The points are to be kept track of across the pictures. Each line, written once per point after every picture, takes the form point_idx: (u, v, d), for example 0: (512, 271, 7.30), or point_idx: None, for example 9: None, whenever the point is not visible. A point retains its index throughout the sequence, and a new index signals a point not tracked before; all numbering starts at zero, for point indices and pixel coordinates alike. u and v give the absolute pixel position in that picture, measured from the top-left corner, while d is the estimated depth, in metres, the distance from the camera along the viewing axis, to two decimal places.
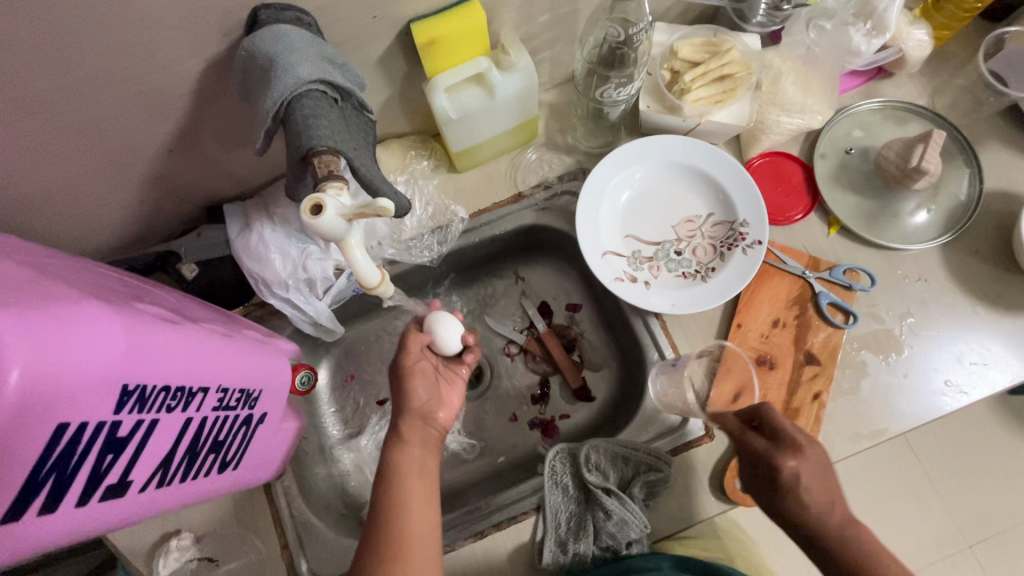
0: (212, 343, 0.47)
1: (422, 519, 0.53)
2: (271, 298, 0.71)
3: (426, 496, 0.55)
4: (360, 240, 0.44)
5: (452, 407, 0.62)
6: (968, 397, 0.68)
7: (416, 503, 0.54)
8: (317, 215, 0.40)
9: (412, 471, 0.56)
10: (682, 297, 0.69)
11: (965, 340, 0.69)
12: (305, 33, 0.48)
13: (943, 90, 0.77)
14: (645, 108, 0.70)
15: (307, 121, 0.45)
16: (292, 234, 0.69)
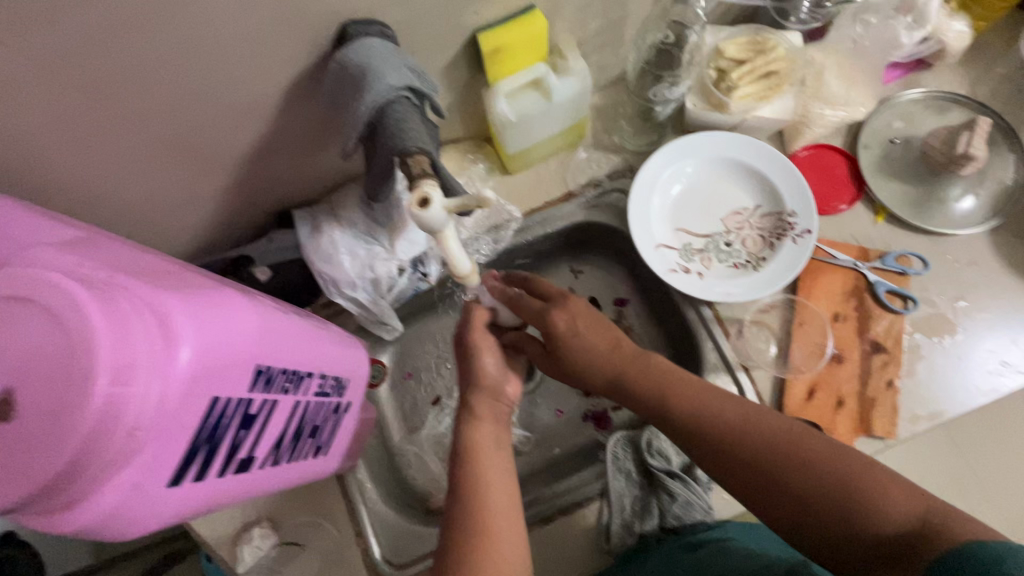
0: (313, 333, 0.50)
1: (501, 482, 0.52)
2: (338, 297, 0.75)
3: (504, 464, 0.54)
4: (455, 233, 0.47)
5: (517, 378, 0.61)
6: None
7: (494, 472, 0.52)
8: (423, 206, 0.43)
9: (485, 446, 0.54)
10: (735, 287, 0.71)
11: (1017, 321, 0.71)
12: (390, 46, 0.52)
13: (983, 79, 0.79)
14: (691, 106, 0.74)
15: (398, 125, 0.49)
16: (360, 236, 0.73)
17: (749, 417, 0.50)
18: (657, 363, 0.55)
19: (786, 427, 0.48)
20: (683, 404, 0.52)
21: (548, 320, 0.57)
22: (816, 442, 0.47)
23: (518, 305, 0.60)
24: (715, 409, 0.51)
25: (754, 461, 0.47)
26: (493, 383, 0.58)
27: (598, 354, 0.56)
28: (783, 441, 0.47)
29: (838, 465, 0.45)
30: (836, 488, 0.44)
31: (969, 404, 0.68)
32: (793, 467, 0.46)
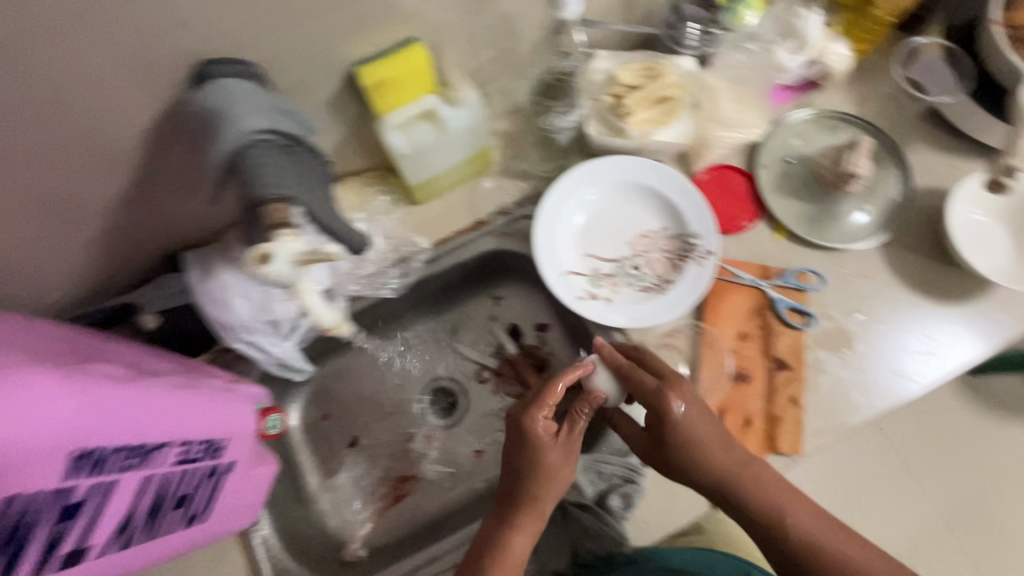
0: (170, 397, 0.47)
1: (520, 555, 0.61)
2: (237, 340, 0.71)
3: (531, 537, 0.62)
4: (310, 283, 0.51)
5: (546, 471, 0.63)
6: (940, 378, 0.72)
7: (521, 544, 0.62)
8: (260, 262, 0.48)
9: (532, 524, 0.63)
10: (641, 311, 0.71)
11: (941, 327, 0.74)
12: (250, 85, 0.50)
13: (870, 96, 0.82)
14: (593, 132, 0.73)
15: (258, 168, 0.46)
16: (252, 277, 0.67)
17: (784, 489, 0.62)
18: (728, 438, 0.63)
19: (796, 502, 0.62)
20: (750, 479, 0.62)
21: (665, 404, 0.61)
22: (814, 517, 0.61)
23: (631, 378, 0.64)
24: (761, 487, 0.62)
25: (776, 529, 0.61)
26: (547, 466, 0.63)
27: (723, 446, 0.62)
28: (789, 515, 0.61)
29: (829, 539, 0.60)
30: (821, 554, 0.59)
31: (869, 415, 0.70)
32: (800, 542, 0.60)
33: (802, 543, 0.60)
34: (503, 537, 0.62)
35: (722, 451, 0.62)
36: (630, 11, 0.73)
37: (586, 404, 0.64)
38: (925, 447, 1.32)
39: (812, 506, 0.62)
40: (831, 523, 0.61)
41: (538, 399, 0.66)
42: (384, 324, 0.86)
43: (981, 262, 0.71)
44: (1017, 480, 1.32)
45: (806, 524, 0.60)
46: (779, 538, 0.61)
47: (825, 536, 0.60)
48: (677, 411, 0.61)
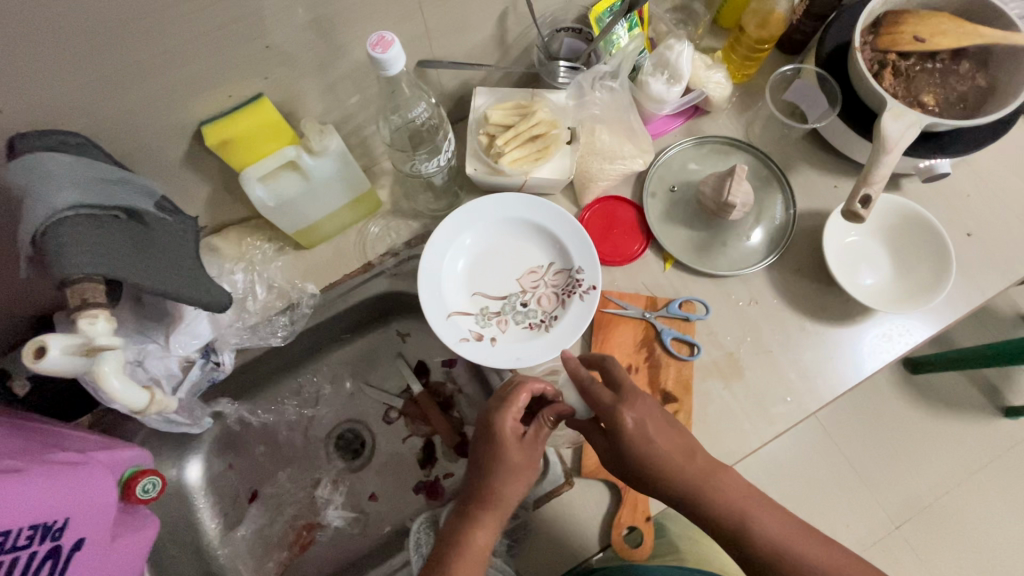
0: None
1: (482, 552, 0.54)
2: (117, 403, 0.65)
3: (493, 531, 0.55)
4: (114, 367, 0.46)
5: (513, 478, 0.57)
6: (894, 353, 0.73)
7: (482, 538, 0.55)
8: (41, 357, 0.44)
9: (494, 515, 0.56)
10: (526, 349, 0.70)
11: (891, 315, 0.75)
12: (67, 156, 0.48)
13: (755, 120, 0.83)
14: (472, 170, 0.72)
15: (60, 251, 0.45)
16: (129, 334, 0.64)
17: (748, 495, 0.55)
18: (687, 446, 0.56)
19: (762, 507, 0.55)
20: (716, 488, 0.55)
21: (617, 419, 0.55)
22: (784, 525, 0.54)
23: (589, 393, 0.58)
24: (729, 501, 0.54)
25: (741, 539, 0.54)
26: (512, 465, 0.57)
27: (676, 456, 0.55)
28: (755, 523, 0.54)
29: (798, 547, 0.53)
30: (790, 563, 0.52)
31: (757, 443, 0.70)
32: (769, 553, 0.53)
33: (770, 552, 0.53)
34: (464, 529, 0.55)
35: (682, 461, 0.55)
36: (503, 50, 0.73)
37: (552, 413, 0.59)
38: (864, 451, 1.33)
39: (780, 511, 0.55)
40: (803, 530, 0.54)
41: (508, 398, 0.60)
42: (286, 368, 0.85)
43: (867, 278, 0.74)
44: (960, 480, 1.32)
45: (773, 532, 0.54)
46: (748, 551, 0.54)
47: (794, 542, 0.53)
48: (630, 425, 0.55)
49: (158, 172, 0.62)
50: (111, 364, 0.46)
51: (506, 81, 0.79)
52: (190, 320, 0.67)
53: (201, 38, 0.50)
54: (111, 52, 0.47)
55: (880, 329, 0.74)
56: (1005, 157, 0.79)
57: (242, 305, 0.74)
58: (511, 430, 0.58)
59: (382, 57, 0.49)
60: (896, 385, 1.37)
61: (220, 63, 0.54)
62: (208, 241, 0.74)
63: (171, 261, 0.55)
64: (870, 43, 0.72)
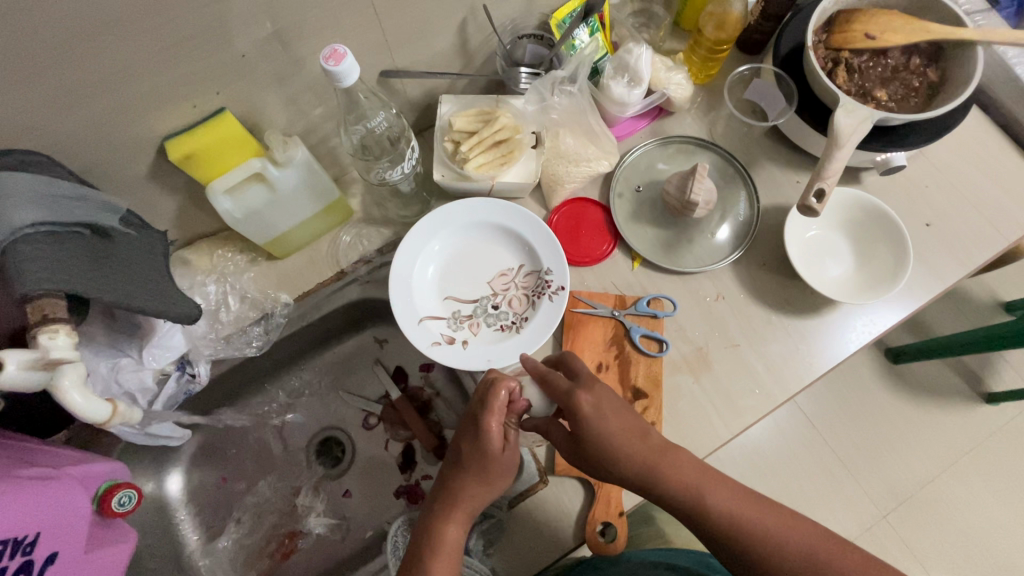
0: None
1: (454, 547, 0.56)
2: None
3: (464, 527, 0.58)
4: (75, 381, 0.47)
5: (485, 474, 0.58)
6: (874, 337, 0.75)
7: (454, 534, 0.57)
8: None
9: (466, 513, 0.58)
10: (497, 351, 0.71)
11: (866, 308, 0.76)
12: (26, 175, 0.49)
13: (718, 119, 0.85)
14: (439, 177, 0.74)
15: (19, 266, 0.45)
16: (100, 350, 0.64)
17: (703, 471, 0.56)
18: (639, 427, 0.58)
19: (717, 482, 0.55)
20: (668, 464, 0.56)
21: (573, 400, 0.58)
22: (739, 499, 0.55)
23: (547, 384, 0.62)
24: (682, 477, 0.55)
25: (699, 516, 0.54)
26: (484, 463, 0.58)
27: (627, 437, 0.57)
28: (709, 497, 0.54)
29: (750, 515, 0.53)
30: (745, 534, 0.53)
31: (728, 436, 0.71)
32: (723, 523, 0.53)
33: (725, 523, 0.53)
34: (437, 526, 0.57)
35: (634, 441, 0.57)
36: (466, 57, 0.74)
37: (513, 416, 0.61)
38: (848, 441, 1.35)
39: (736, 486, 0.56)
40: (757, 503, 0.54)
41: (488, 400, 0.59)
42: (263, 379, 0.85)
43: (832, 270, 0.76)
44: (942, 467, 1.33)
45: (728, 505, 0.54)
46: (704, 523, 0.54)
47: (748, 514, 0.54)
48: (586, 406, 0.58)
49: (124, 187, 0.63)
50: (73, 377, 0.47)
51: (472, 88, 0.80)
52: (163, 333, 0.68)
53: (158, 54, 0.51)
54: (68, 70, 0.48)
55: (847, 320, 0.76)
56: (961, 148, 0.81)
57: (215, 316, 0.75)
58: (495, 436, 0.58)
59: (335, 69, 0.50)
60: (878, 375, 1.39)
61: (180, 78, 0.55)
62: (180, 254, 0.75)
63: (136, 276, 0.56)
64: (823, 41, 0.74)
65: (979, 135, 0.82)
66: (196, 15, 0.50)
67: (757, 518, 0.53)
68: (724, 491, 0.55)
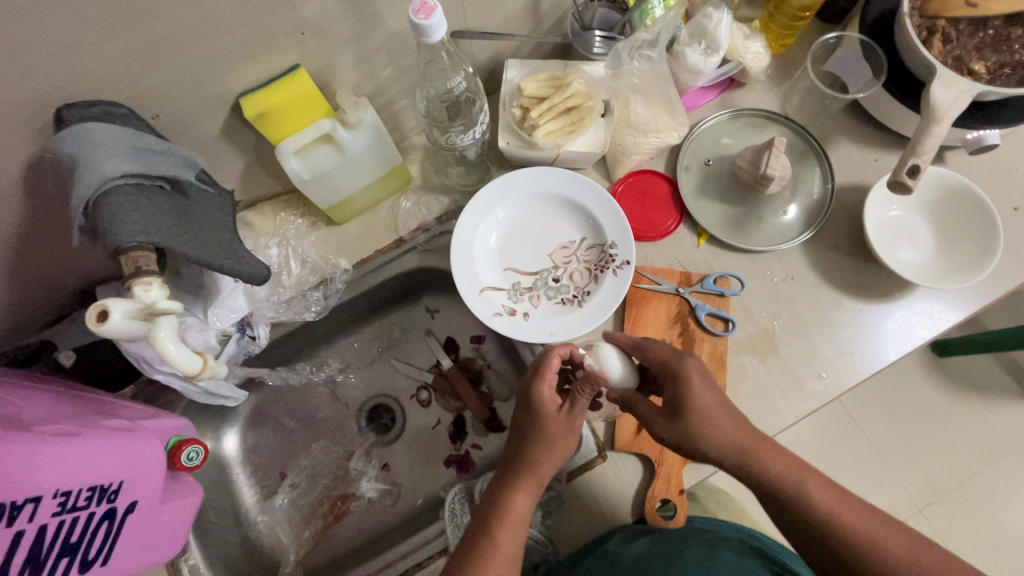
0: (43, 450, 0.48)
1: (521, 518, 0.55)
2: (155, 373, 0.60)
3: (531, 499, 0.56)
4: (170, 333, 0.45)
5: (554, 441, 0.58)
6: (949, 321, 0.72)
7: (521, 505, 0.56)
8: (105, 322, 0.42)
9: (533, 483, 0.57)
10: (559, 324, 0.70)
11: (941, 294, 0.73)
12: (112, 126, 0.49)
13: (792, 92, 0.81)
14: (504, 144, 0.72)
15: (111, 219, 0.46)
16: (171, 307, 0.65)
17: (797, 462, 0.55)
18: (735, 412, 0.57)
19: (813, 475, 0.55)
20: (767, 451, 0.55)
21: (682, 368, 0.58)
22: (834, 494, 0.54)
23: (643, 348, 0.62)
24: (775, 467, 0.55)
25: (795, 506, 0.54)
26: (549, 432, 0.58)
27: (727, 419, 0.56)
28: (808, 488, 0.54)
29: (849, 510, 0.53)
30: (842, 530, 0.52)
31: (793, 420, 0.69)
32: (820, 514, 0.53)
33: (822, 515, 0.53)
34: (504, 496, 0.56)
35: (733, 425, 0.56)
36: (536, 20, 0.71)
37: (588, 385, 0.59)
38: (889, 430, 1.31)
39: (831, 480, 0.55)
40: (851, 499, 0.54)
41: (543, 365, 0.61)
42: (316, 344, 0.86)
43: (910, 254, 0.73)
44: (984, 462, 1.30)
45: (827, 500, 0.53)
46: (799, 513, 0.54)
47: (845, 512, 0.53)
48: (697, 379, 0.57)
49: (197, 145, 0.62)
50: (169, 330, 0.45)
51: (538, 52, 0.77)
52: (227, 294, 0.68)
53: (242, 6, 0.50)
54: (156, 19, 0.47)
55: (922, 306, 0.73)
56: None
57: (277, 280, 0.75)
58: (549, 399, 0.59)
59: (425, 23, 0.48)
60: (922, 368, 1.35)
61: (259, 32, 0.53)
62: (243, 216, 0.75)
63: (213, 234, 0.56)
64: (918, 9, 0.69)
65: None
66: None
67: (854, 518, 0.52)
68: (820, 485, 0.54)
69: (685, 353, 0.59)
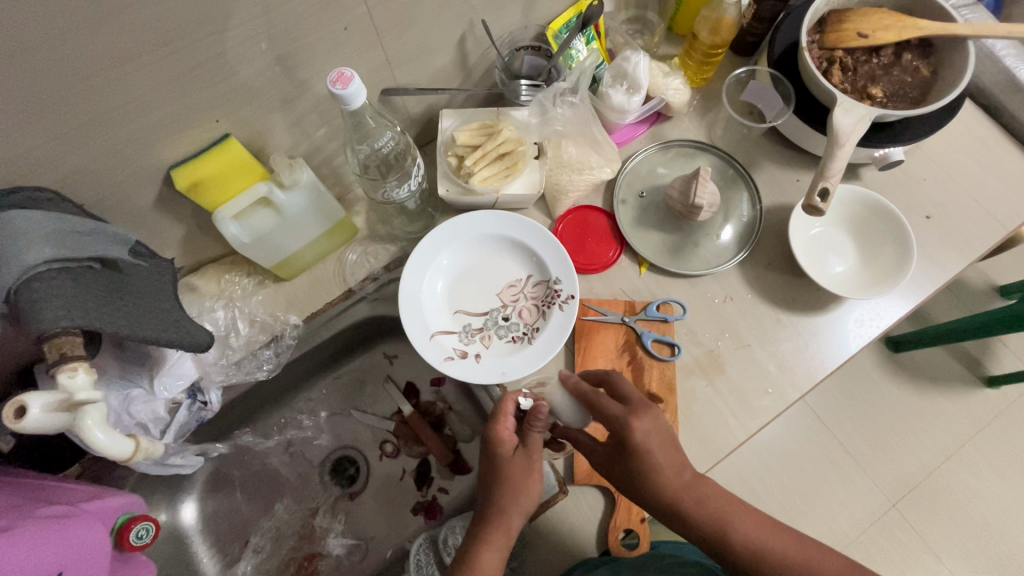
0: None
1: (493, 572, 0.54)
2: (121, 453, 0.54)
3: (501, 551, 0.56)
4: (97, 420, 0.46)
5: (523, 484, 0.59)
6: (879, 327, 0.76)
7: (491, 560, 0.55)
8: (22, 419, 0.42)
9: (503, 536, 0.57)
10: (511, 363, 0.71)
11: (869, 303, 0.77)
12: (35, 211, 0.49)
13: (715, 122, 0.86)
14: (444, 192, 0.74)
15: (34, 306, 0.46)
16: (113, 382, 0.62)
17: (726, 498, 0.57)
18: (678, 451, 0.57)
19: (740, 510, 0.56)
20: (693, 499, 0.56)
21: (626, 430, 0.56)
22: (759, 524, 0.56)
23: (597, 406, 0.58)
24: (702, 509, 0.55)
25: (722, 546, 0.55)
26: (513, 473, 0.59)
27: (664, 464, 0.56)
28: (732, 527, 0.55)
29: (773, 543, 0.55)
30: (766, 564, 0.53)
31: (744, 436, 0.71)
32: (745, 551, 0.54)
33: (750, 552, 0.54)
34: (471, 552, 0.56)
35: (672, 472, 0.56)
36: (465, 72, 0.75)
37: (538, 419, 0.59)
38: (856, 429, 1.34)
39: (756, 511, 0.57)
40: (777, 529, 0.56)
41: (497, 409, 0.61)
42: (272, 401, 0.84)
43: (836, 266, 0.77)
44: (950, 452, 1.32)
45: (750, 535, 0.55)
46: (729, 552, 0.55)
47: (770, 543, 0.55)
48: (640, 435, 0.55)
49: (132, 218, 0.63)
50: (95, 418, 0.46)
51: (472, 101, 0.81)
52: (174, 361, 0.67)
53: (165, 86, 0.51)
54: (76, 105, 0.48)
55: (853, 315, 0.76)
56: (953, 140, 0.83)
57: (225, 342, 0.75)
58: (506, 441, 0.60)
59: (343, 92, 0.51)
60: (881, 365, 1.38)
61: (186, 109, 0.55)
62: (187, 281, 0.75)
63: (149, 307, 0.56)
64: (816, 41, 0.75)
65: (970, 126, 0.83)
66: (201, 46, 0.50)
67: (778, 549, 0.54)
68: (747, 520, 0.56)
69: (631, 412, 0.56)
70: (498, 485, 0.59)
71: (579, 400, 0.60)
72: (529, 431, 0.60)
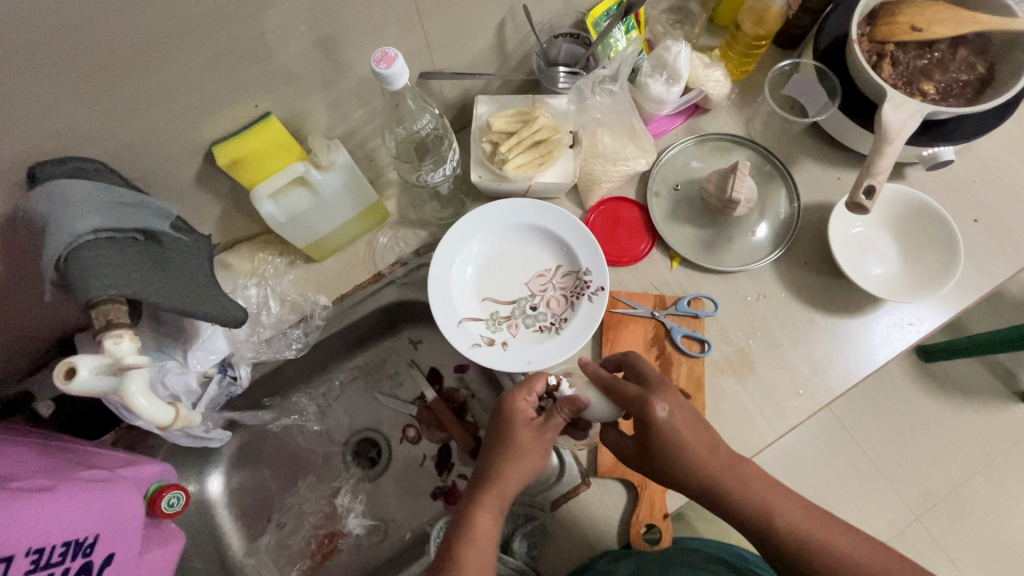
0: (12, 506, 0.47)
1: (488, 537, 0.53)
2: (138, 420, 0.58)
3: (497, 515, 0.54)
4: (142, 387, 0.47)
5: (530, 456, 0.57)
6: (920, 331, 0.73)
7: (487, 523, 0.54)
8: (71, 379, 0.44)
9: (497, 500, 0.55)
10: (537, 353, 0.71)
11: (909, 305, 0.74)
12: (85, 182, 0.50)
13: (754, 116, 0.84)
14: (477, 178, 0.74)
15: (83, 274, 0.47)
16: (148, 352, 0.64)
17: (767, 484, 0.55)
18: (709, 433, 0.56)
19: (783, 496, 0.54)
20: (731, 481, 0.54)
21: (648, 410, 0.55)
22: (801, 512, 0.54)
23: (615, 389, 0.59)
24: (742, 493, 0.54)
25: (762, 529, 0.53)
26: (522, 443, 0.58)
27: (699, 443, 0.55)
28: (774, 511, 0.53)
29: (818, 533, 0.52)
30: (810, 551, 0.51)
31: (772, 438, 0.70)
32: (789, 537, 0.52)
33: (793, 538, 0.52)
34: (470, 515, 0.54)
35: (705, 453, 0.55)
36: (502, 58, 0.74)
37: (566, 405, 0.59)
38: (882, 438, 1.30)
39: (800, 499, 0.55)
40: (823, 517, 0.54)
41: (526, 382, 0.62)
42: (299, 381, 0.86)
43: (875, 268, 0.75)
44: (980, 467, 1.28)
45: (793, 520, 0.53)
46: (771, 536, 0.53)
47: (816, 532, 0.52)
48: (660, 416, 0.55)
49: (173, 193, 0.64)
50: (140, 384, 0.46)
51: (507, 88, 0.80)
52: (207, 336, 0.68)
53: (208, 64, 0.52)
54: (124, 80, 0.49)
55: (890, 318, 0.74)
56: (1006, 142, 0.79)
57: (257, 320, 0.76)
58: (521, 409, 0.60)
59: (386, 72, 0.51)
60: (911, 374, 1.34)
61: (229, 87, 0.55)
62: (223, 258, 0.76)
63: (188, 281, 0.57)
64: (867, 34, 0.72)
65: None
66: (246, 24, 0.50)
67: (824, 537, 0.52)
68: (788, 506, 0.54)
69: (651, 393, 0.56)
70: (503, 449, 0.58)
71: (600, 385, 0.60)
72: (557, 414, 0.59)
